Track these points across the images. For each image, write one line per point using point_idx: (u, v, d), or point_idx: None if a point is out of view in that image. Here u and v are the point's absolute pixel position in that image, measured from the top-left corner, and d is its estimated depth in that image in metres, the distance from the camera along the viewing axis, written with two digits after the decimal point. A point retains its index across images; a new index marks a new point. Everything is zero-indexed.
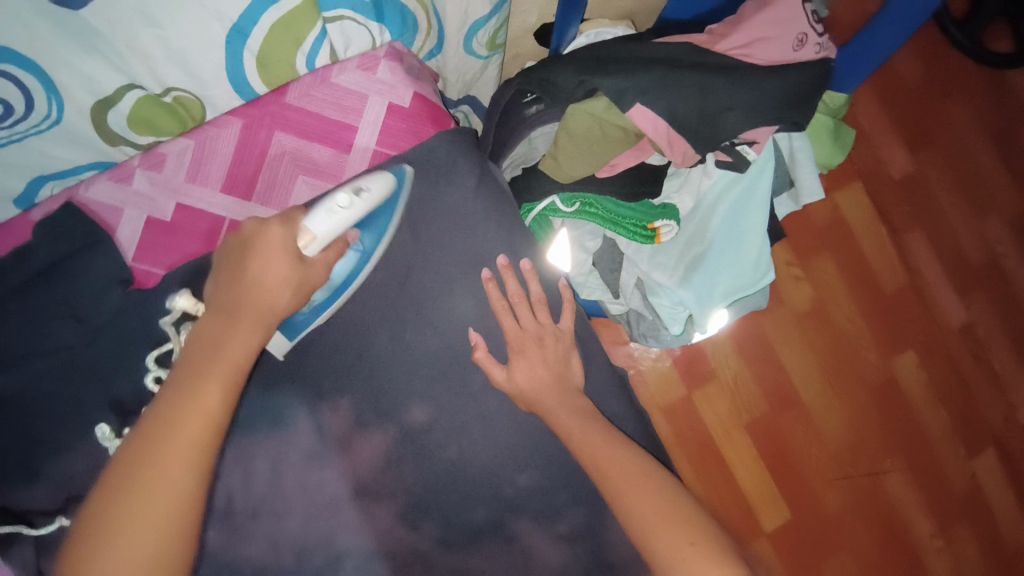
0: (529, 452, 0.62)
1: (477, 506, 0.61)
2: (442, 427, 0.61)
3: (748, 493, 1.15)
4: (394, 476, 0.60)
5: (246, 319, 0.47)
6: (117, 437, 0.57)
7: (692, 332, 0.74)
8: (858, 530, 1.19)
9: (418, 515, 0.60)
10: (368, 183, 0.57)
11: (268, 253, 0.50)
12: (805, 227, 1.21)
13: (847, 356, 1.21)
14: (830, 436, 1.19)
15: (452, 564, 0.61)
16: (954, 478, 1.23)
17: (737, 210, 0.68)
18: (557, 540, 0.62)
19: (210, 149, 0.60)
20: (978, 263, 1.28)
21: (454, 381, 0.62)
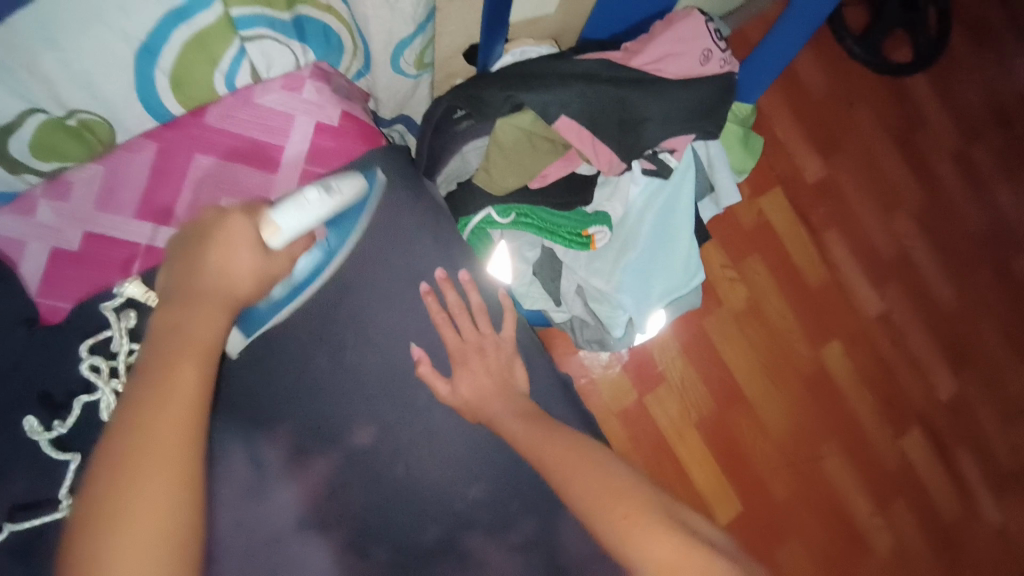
0: (480, 464, 0.61)
1: (428, 525, 0.60)
2: (388, 447, 0.60)
3: (703, 489, 1.19)
4: (340, 501, 0.58)
5: (205, 300, 0.47)
6: (46, 430, 0.53)
7: (634, 335, 0.76)
8: (806, 515, 1.24)
9: (366, 540, 0.58)
10: (342, 184, 0.56)
11: (229, 243, 0.49)
12: (735, 231, 1.28)
13: (782, 350, 1.28)
14: (773, 427, 1.25)
15: None
16: (885, 457, 1.32)
17: (663, 214, 0.71)
18: (511, 550, 0.61)
19: (123, 175, 0.58)
20: (889, 256, 1.40)
21: (398, 397, 0.61)
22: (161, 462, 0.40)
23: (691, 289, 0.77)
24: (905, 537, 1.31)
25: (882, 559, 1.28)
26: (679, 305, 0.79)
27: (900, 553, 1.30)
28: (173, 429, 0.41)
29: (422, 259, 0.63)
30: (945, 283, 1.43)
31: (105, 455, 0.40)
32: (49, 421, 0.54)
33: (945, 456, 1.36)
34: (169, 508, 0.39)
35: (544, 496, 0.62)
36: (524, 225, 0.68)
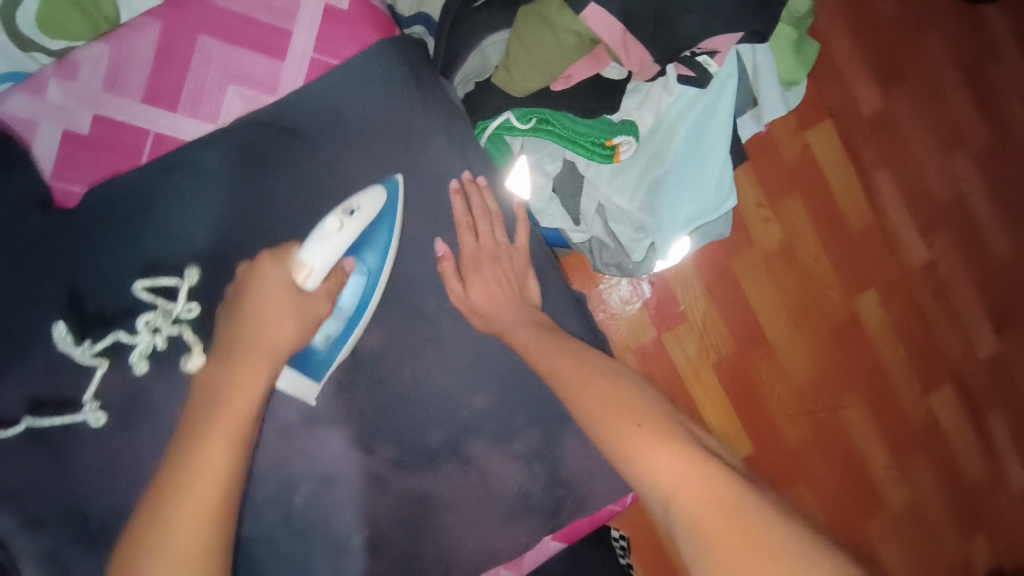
0: (484, 376, 0.68)
1: (433, 430, 0.67)
2: (396, 351, 0.67)
3: (715, 428, 1.20)
4: (350, 398, 0.66)
5: (249, 355, 0.54)
6: (72, 339, 0.65)
7: (655, 261, 0.75)
8: (818, 464, 1.24)
9: (372, 438, 0.67)
10: (359, 202, 0.62)
11: (265, 295, 0.58)
12: (775, 167, 1.20)
13: (811, 296, 1.23)
14: (795, 373, 1.23)
15: (408, 483, 0.67)
16: (911, 409, 1.29)
17: (697, 130, 0.69)
18: (514, 459, 0.69)
19: (129, 59, 0.67)
20: (942, 201, 1.30)
21: (410, 305, 0.68)
22: (191, 530, 0.45)
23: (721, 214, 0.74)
24: (920, 493, 1.30)
25: (892, 511, 1.28)
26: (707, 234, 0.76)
27: (913, 507, 1.29)
28: (204, 498, 0.47)
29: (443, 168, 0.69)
30: (1002, 234, 1.33)
31: (146, 527, 0.46)
32: (80, 337, 0.66)
33: (974, 412, 1.32)
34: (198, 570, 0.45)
35: (543, 406, 0.69)
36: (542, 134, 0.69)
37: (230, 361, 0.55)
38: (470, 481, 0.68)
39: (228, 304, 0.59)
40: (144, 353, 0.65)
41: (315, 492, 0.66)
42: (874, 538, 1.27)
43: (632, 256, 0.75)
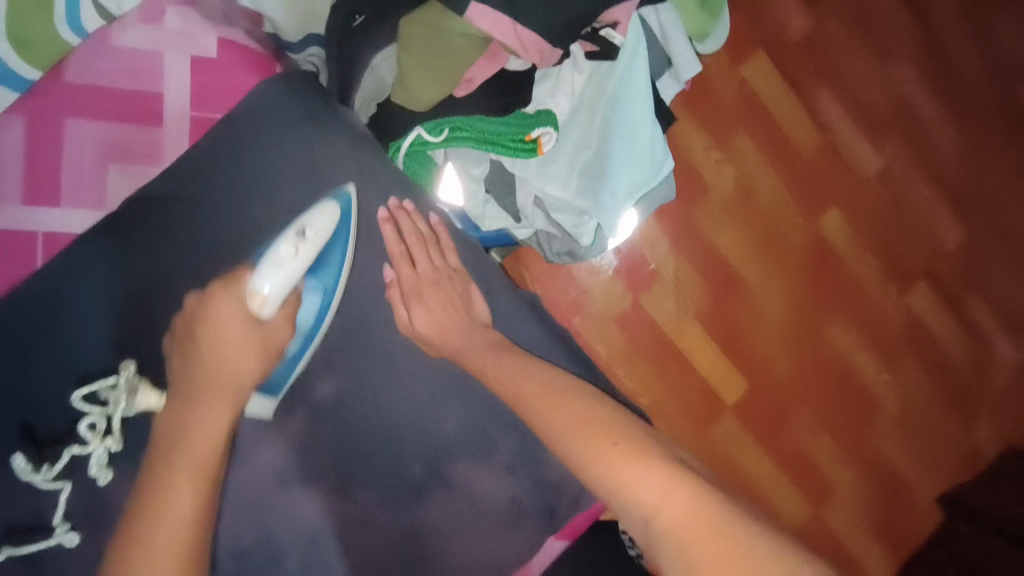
0: (448, 398, 0.70)
1: (410, 462, 0.69)
2: (355, 390, 0.69)
3: (707, 377, 1.21)
4: (318, 452, 0.68)
5: (210, 394, 0.57)
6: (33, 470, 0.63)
7: (606, 239, 0.76)
8: (809, 387, 1.27)
9: (349, 485, 0.68)
10: (312, 224, 0.64)
11: (219, 323, 0.59)
12: (716, 109, 1.19)
13: (776, 228, 1.23)
14: (769, 313, 1.24)
15: (396, 521, 0.68)
16: (890, 315, 1.31)
17: (618, 103, 0.68)
18: (498, 471, 0.70)
19: (2, 157, 0.67)
20: (886, 107, 1.29)
21: (362, 346, 0.70)
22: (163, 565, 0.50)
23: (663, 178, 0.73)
24: (912, 394, 1.33)
25: (889, 414, 1.32)
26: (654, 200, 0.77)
27: (909, 407, 1.33)
28: (174, 526, 0.51)
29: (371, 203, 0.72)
30: (949, 127, 1.33)
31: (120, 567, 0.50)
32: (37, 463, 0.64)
33: (952, 304, 1.35)
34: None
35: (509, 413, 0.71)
36: (464, 140, 0.70)
37: (195, 405, 0.57)
38: (457, 498, 0.69)
39: (184, 337, 0.61)
40: (100, 462, 0.63)
41: (305, 552, 0.67)
42: (876, 444, 1.31)
43: (582, 240, 0.76)
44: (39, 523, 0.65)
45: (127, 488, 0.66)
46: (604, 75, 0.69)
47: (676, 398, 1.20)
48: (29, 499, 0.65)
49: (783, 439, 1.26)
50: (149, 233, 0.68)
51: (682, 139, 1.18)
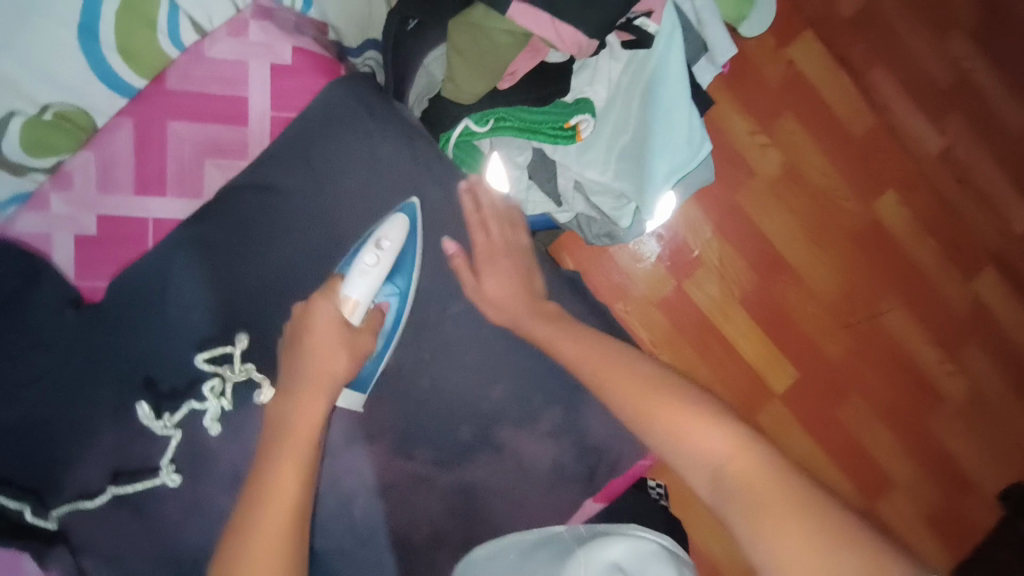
0: (497, 370, 0.78)
1: (462, 426, 0.77)
2: (415, 363, 0.78)
3: (753, 362, 1.21)
4: (380, 414, 0.77)
5: (308, 388, 0.64)
6: (153, 414, 0.75)
7: (644, 223, 0.79)
8: (867, 371, 1.24)
9: (408, 444, 0.77)
10: (388, 236, 0.73)
11: (315, 323, 0.67)
12: (761, 91, 1.18)
13: (826, 210, 1.21)
14: (820, 286, 1.22)
15: (450, 475, 0.77)
16: (953, 300, 1.25)
17: (655, 88, 0.71)
18: (542, 437, 0.79)
19: (114, 156, 0.76)
20: (948, 82, 1.23)
21: (417, 321, 0.78)
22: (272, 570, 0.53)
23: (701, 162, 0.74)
24: (980, 382, 1.27)
25: (953, 403, 1.26)
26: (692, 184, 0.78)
27: (975, 395, 1.27)
28: (280, 525, 0.55)
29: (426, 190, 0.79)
30: (1022, 100, 1.24)
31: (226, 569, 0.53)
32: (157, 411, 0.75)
33: (1023, 291, 1.27)
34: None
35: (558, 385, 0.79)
36: (505, 129, 0.75)
37: (295, 393, 0.64)
38: (504, 463, 0.78)
39: (288, 344, 0.68)
40: (215, 416, 0.75)
41: (369, 500, 0.76)
42: (938, 434, 1.26)
43: (621, 222, 0.80)
44: (145, 466, 0.76)
45: (212, 442, 0.76)
46: (643, 60, 0.72)
47: (719, 383, 1.21)
48: (131, 454, 0.76)
49: (834, 425, 1.23)
50: (238, 223, 0.77)
51: (725, 124, 1.18)
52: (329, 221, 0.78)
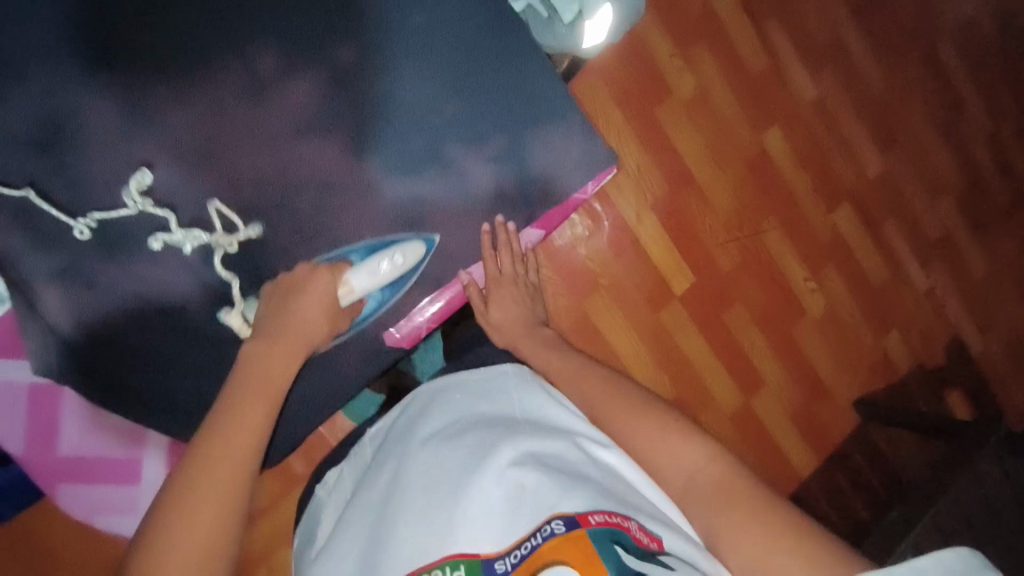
0: (453, 89, 0.81)
1: (414, 136, 0.79)
2: (374, 66, 0.78)
3: (660, 265, 1.31)
4: (331, 109, 0.77)
5: (287, 341, 0.67)
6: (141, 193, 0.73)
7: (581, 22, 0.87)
8: (748, 283, 1.39)
9: (360, 144, 0.78)
10: (406, 252, 0.78)
11: (310, 296, 0.71)
12: (680, 16, 1.27)
13: (727, 137, 1.34)
14: (720, 205, 1.35)
15: (404, 180, 0.79)
16: (819, 227, 1.45)
17: None
18: (490, 162, 0.82)
19: None
20: (824, 41, 1.44)
21: (380, 22, 0.79)
22: (224, 478, 0.54)
23: None
24: (835, 299, 1.47)
25: (814, 315, 1.46)
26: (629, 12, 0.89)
27: (831, 311, 1.47)
28: (241, 441, 0.56)
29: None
30: (873, 64, 1.50)
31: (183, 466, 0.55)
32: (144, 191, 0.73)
33: (872, 227, 1.51)
34: (229, 503, 0.53)
35: (507, 139, 0.82)
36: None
37: (270, 343, 0.66)
38: (454, 184, 0.81)
39: (278, 301, 0.71)
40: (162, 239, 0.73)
41: (315, 191, 0.77)
42: (804, 341, 1.44)
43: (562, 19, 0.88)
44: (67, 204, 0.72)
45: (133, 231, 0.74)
46: None
47: (632, 283, 1.29)
48: (60, 178, 0.72)
49: (721, 331, 1.37)
50: None
51: (648, 42, 1.25)
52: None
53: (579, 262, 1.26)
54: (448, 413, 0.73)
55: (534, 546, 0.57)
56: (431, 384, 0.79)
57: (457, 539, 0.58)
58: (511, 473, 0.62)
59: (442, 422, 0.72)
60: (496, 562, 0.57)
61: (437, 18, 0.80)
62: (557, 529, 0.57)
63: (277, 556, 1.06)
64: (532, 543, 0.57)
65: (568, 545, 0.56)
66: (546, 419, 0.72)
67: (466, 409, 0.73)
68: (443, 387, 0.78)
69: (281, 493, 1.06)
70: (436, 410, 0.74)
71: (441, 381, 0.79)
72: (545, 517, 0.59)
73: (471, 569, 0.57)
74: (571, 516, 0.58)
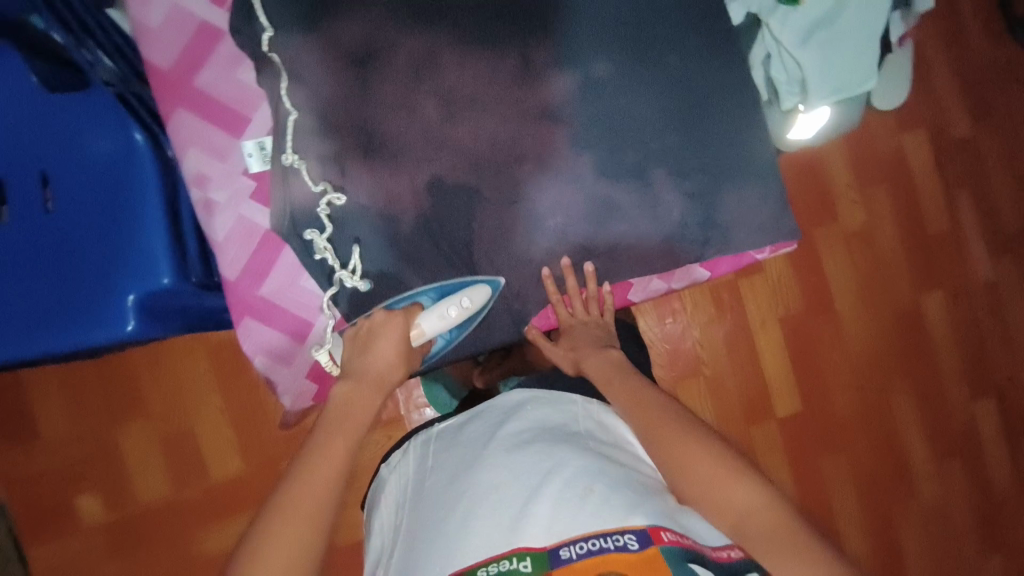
0: (676, 120, 0.79)
1: (627, 151, 0.78)
2: (617, 76, 0.78)
3: (770, 381, 1.27)
4: (565, 101, 0.77)
5: (366, 384, 0.68)
6: (332, 160, 0.74)
7: (798, 114, 0.83)
8: (858, 435, 1.30)
9: (579, 142, 0.77)
10: (469, 296, 0.73)
11: (384, 341, 0.70)
12: (870, 157, 1.29)
13: (878, 282, 1.31)
14: (854, 344, 1.30)
15: (603, 187, 0.77)
16: (954, 413, 1.33)
17: (863, 11, 0.77)
18: (683, 195, 0.79)
19: None
20: (1012, 230, 1.37)
21: (638, 41, 0.79)
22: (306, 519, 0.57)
23: (857, 97, 0.84)
24: (949, 492, 1.33)
25: (921, 502, 1.31)
26: (840, 120, 0.87)
27: (942, 505, 1.32)
28: (317, 487, 0.59)
29: (677, 20, 0.80)
30: None
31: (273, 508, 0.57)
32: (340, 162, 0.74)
33: (1012, 435, 1.36)
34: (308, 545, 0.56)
35: (717, 183, 0.79)
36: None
37: (354, 384, 0.68)
38: (646, 204, 0.78)
39: (358, 344, 0.70)
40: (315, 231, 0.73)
41: (523, 166, 0.76)
42: (900, 523, 1.30)
43: (780, 106, 0.83)
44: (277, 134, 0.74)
45: (301, 183, 0.73)
46: None
47: (735, 384, 1.26)
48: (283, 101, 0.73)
49: (815, 475, 1.27)
50: None
51: (831, 168, 1.28)
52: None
53: (690, 343, 1.24)
54: (526, 421, 0.68)
55: (604, 548, 0.53)
56: (513, 395, 0.73)
57: (527, 534, 0.56)
58: (580, 481, 0.59)
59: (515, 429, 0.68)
60: (560, 550, 0.54)
61: (693, 56, 0.80)
62: (630, 543, 0.53)
63: None
64: (601, 543, 0.53)
65: (640, 563, 0.51)
66: (611, 451, 0.66)
67: (538, 421, 0.68)
68: (521, 399, 0.72)
69: None
70: (512, 416, 0.69)
71: (517, 393, 0.73)
72: (617, 527, 0.54)
73: (537, 561, 0.54)
74: (643, 530, 0.54)
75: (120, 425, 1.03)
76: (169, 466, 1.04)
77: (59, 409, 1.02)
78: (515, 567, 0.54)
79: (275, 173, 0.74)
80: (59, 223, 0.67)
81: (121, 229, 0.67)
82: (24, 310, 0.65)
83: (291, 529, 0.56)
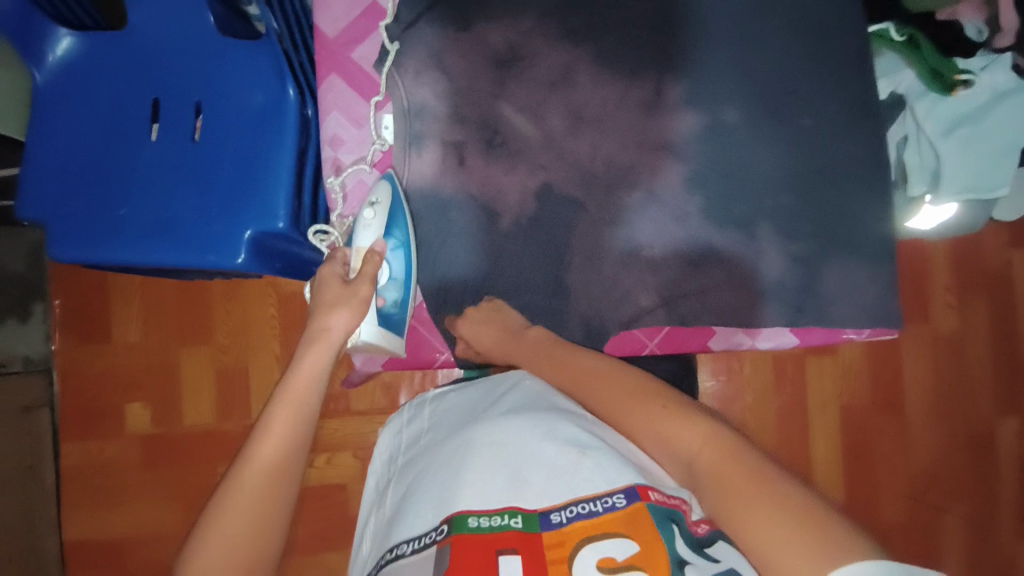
0: (793, 177, 0.78)
1: (739, 201, 0.78)
2: (743, 123, 0.78)
3: (816, 467, 1.21)
4: (688, 141, 0.78)
5: (311, 344, 0.67)
6: (452, 152, 0.78)
7: (924, 203, 0.80)
8: (899, 549, 1.21)
9: (694, 181, 0.78)
10: (375, 194, 0.74)
11: (321, 287, 0.70)
12: (974, 264, 1.22)
13: (955, 395, 1.22)
14: (914, 451, 1.22)
15: (705, 229, 0.78)
16: (1009, 554, 1.22)
17: (1013, 116, 0.75)
18: (786, 256, 0.78)
19: None
20: None
21: (773, 93, 0.79)
22: (262, 500, 0.56)
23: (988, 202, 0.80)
24: None
25: None
26: (964, 222, 0.82)
27: None
28: (265, 464, 0.58)
29: (818, 86, 0.79)
30: None
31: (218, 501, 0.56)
32: (461, 155, 0.78)
33: None
34: (257, 530, 0.55)
35: (823, 252, 0.78)
36: (910, 49, 0.77)
37: (302, 352, 0.67)
38: (745, 255, 0.78)
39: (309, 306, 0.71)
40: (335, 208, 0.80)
41: (632, 195, 0.78)
42: None
43: (905, 191, 0.80)
44: (410, 116, 0.79)
45: (419, 166, 0.79)
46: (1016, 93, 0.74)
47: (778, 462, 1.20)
48: (425, 90, 0.79)
49: None
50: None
51: (931, 268, 1.22)
52: (716, 40, 0.79)
53: (741, 408, 1.20)
54: (527, 391, 0.67)
55: (594, 510, 0.51)
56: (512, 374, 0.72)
57: (524, 493, 0.55)
58: (573, 445, 0.57)
59: (514, 398, 0.66)
60: (551, 514, 0.52)
61: (828, 120, 0.78)
62: (618, 502, 0.51)
63: (340, 458, 1.08)
64: (590, 507, 0.52)
65: (628, 520, 0.50)
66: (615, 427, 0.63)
67: (540, 394, 0.66)
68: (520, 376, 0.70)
69: (380, 410, 1.09)
70: (513, 388, 0.68)
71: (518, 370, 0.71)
72: (607, 489, 0.53)
73: (528, 520, 0.52)
74: (632, 488, 0.52)
75: (185, 346, 1.10)
76: (218, 394, 1.10)
77: (133, 320, 1.10)
78: (505, 523, 0.52)
79: (400, 150, 0.79)
80: (203, 155, 0.73)
81: (255, 167, 0.73)
82: (152, 222, 0.70)
83: (242, 505, 0.55)
